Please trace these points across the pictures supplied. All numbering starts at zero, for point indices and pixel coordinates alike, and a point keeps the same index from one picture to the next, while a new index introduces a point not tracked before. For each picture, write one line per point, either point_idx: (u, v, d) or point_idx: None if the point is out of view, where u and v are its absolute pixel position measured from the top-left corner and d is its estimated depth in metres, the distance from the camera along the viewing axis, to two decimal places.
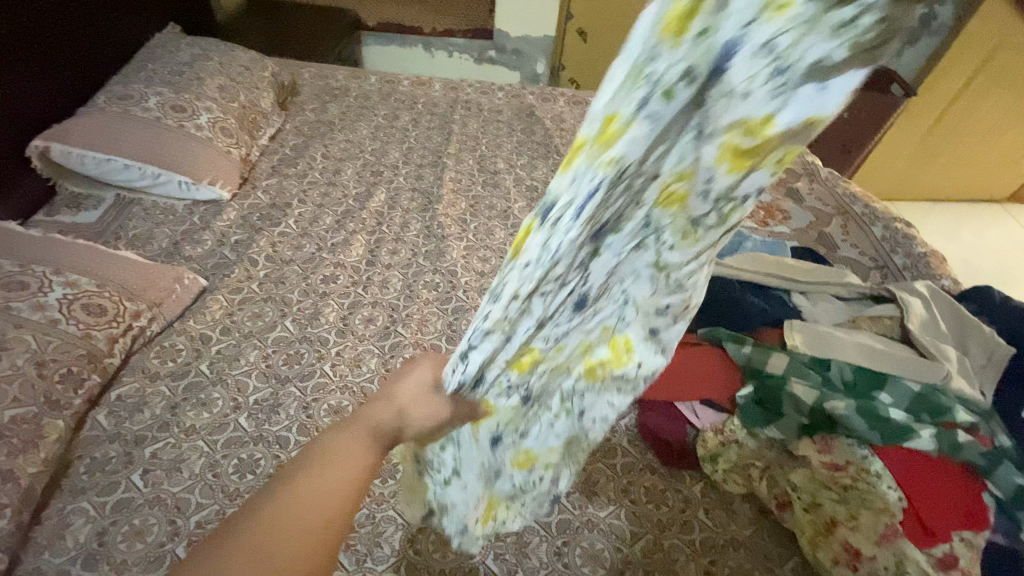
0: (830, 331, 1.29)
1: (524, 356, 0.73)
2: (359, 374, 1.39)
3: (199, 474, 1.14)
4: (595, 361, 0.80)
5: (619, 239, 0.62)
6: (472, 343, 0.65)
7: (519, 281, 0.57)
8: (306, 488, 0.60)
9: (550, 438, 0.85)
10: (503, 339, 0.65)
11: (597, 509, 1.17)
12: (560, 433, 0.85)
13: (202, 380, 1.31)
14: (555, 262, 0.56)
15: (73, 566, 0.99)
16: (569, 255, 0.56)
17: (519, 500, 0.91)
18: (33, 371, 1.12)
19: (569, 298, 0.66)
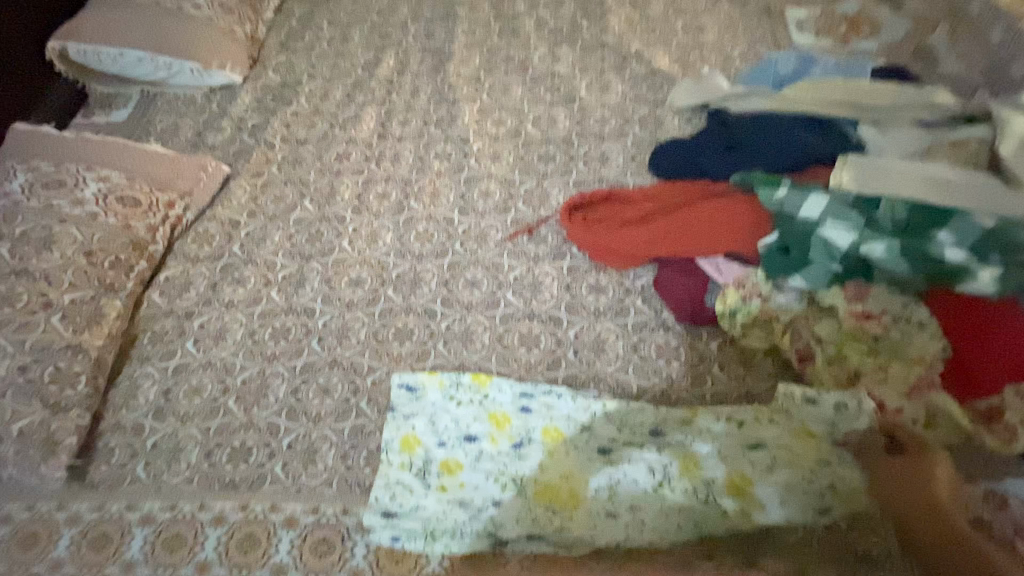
0: (891, 165, 1.18)
1: (554, 425, 1.10)
2: (376, 250, 1.39)
3: (240, 341, 1.28)
4: (550, 488, 1.03)
5: (634, 467, 1.03)
6: (537, 396, 1.14)
7: (596, 399, 1.13)
8: None
9: (484, 478, 1.06)
10: (560, 411, 1.12)
11: (604, 367, 1.18)
12: (477, 477, 1.06)
13: (235, 261, 1.41)
14: (617, 430, 1.08)
15: (147, 416, 1.18)
16: (617, 440, 1.07)
17: (407, 511, 1.04)
18: (84, 261, 1.26)
19: (596, 439, 1.08)
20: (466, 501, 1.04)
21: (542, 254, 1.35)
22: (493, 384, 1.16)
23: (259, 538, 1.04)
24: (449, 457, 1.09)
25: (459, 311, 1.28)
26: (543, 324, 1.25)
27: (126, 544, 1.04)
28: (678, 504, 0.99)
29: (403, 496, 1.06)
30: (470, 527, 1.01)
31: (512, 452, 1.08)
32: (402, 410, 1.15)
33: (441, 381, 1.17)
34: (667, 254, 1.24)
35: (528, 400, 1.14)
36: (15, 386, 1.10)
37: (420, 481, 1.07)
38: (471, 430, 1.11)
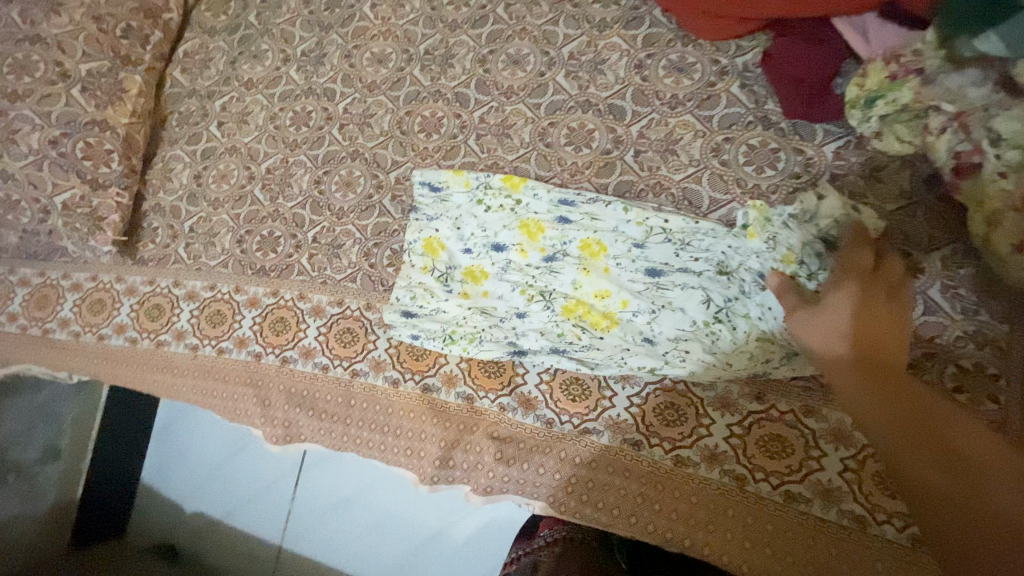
0: None
1: (598, 242, 0.90)
2: (402, 17, 1.14)
3: (262, 126, 1.16)
4: (583, 310, 0.88)
5: (682, 297, 0.84)
6: (584, 205, 0.93)
7: (655, 215, 0.89)
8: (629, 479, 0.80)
9: (511, 291, 0.93)
10: (609, 225, 0.91)
11: (670, 173, 0.92)
12: (502, 288, 0.93)
13: (252, 33, 1.22)
14: (672, 252, 0.87)
15: (183, 201, 1.17)
16: (671, 264, 0.87)
17: (426, 314, 0.96)
18: (93, 27, 1.13)
19: (647, 261, 0.88)
20: (488, 310, 0.93)
21: (609, 22, 1.01)
22: (528, 188, 0.96)
23: (288, 323, 1.05)
24: (474, 264, 0.95)
25: (496, 99, 1.04)
26: (598, 116, 0.98)
27: (177, 315, 1.11)
28: (735, 339, 0.81)
29: (423, 299, 0.96)
30: (490, 335, 0.92)
31: (544, 265, 0.92)
32: (426, 211, 1.00)
33: (468, 181, 0.99)
34: (792, 14, 0.85)
35: (569, 209, 0.93)
36: (52, 159, 1.09)
37: (441, 285, 0.96)
38: (499, 239, 0.95)
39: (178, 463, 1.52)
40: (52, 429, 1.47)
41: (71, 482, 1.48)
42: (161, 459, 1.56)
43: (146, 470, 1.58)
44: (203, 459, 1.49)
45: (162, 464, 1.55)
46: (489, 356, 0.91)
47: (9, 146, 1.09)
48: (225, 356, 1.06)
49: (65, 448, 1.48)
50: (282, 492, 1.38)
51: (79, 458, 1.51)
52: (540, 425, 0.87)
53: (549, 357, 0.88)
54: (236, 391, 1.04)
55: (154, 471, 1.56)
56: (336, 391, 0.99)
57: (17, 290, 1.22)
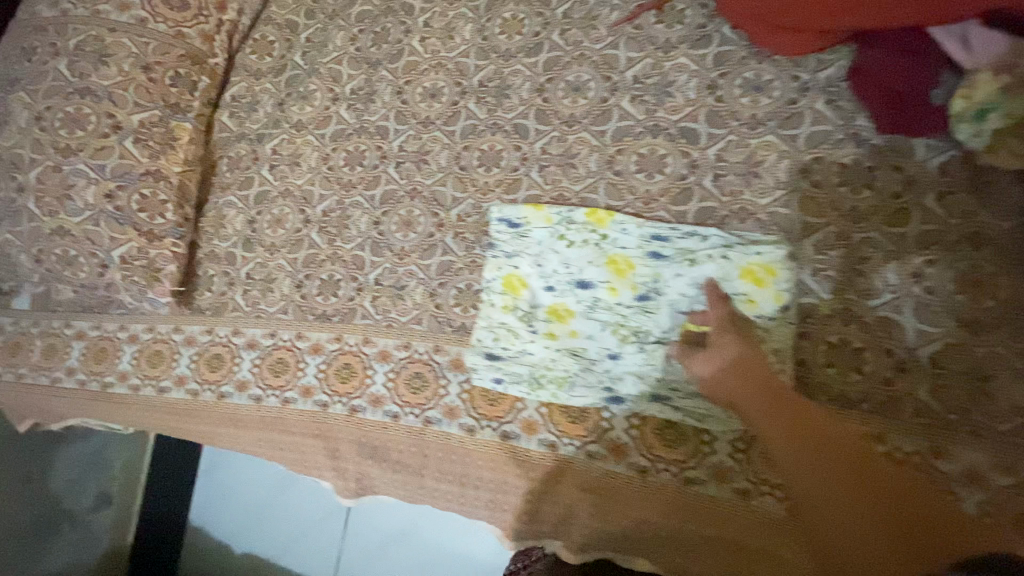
0: None
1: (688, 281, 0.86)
2: (453, 49, 1.10)
3: (315, 167, 1.13)
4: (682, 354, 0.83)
5: None
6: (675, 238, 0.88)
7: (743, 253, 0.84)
8: (737, 542, 0.77)
9: (599, 329, 0.88)
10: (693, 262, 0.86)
11: (755, 197, 0.87)
12: (591, 327, 0.89)
13: (299, 73, 1.20)
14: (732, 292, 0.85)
15: (238, 247, 1.15)
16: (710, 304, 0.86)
17: (508, 353, 0.92)
18: (143, 76, 1.12)
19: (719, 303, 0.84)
20: (578, 352, 0.88)
21: (675, 42, 0.96)
22: (616, 222, 0.92)
23: (355, 369, 1.02)
24: (562, 303, 0.92)
25: (557, 128, 1.01)
26: (669, 141, 0.93)
27: (238, 365, 1.09)
28: None
29: (507, 339, 0.93)
30: (580, 381, 0.87)
31: (636, 305, 0.88)
32: (504, 247, 0.98)
33: (549, 215, 0.95)
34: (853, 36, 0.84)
35: (661, 245, 0.89)
36: (107, 214, 1.07)
37: (526, 325, 0.93)
38: (585, 276, 0.91)
39: (224, 499, 1.50)
40: (103, 478, 1.55)
41: (123, 529, 1.56)
42: (206, 499, 1.54)
43: (193, 504, 1.56)
44: (249, 498, 1.47)
45: (207, 503, 1.53)
46: (581, 402, 0.86)
47: (64, 201, 1.07)
48: (290, 406, 1.04)
49: (116, 495, 1.56)
50: (331, 528, 1.34)
51: (130, 506, 1.59)
52: (632, 473, 0.82)
53: (649, 405, 0.83)
54: (305, 443, 1.02)
55: (200, 508, 1.55)
56: (407, 441, 0.95)
57: (74, 344, 1.21)
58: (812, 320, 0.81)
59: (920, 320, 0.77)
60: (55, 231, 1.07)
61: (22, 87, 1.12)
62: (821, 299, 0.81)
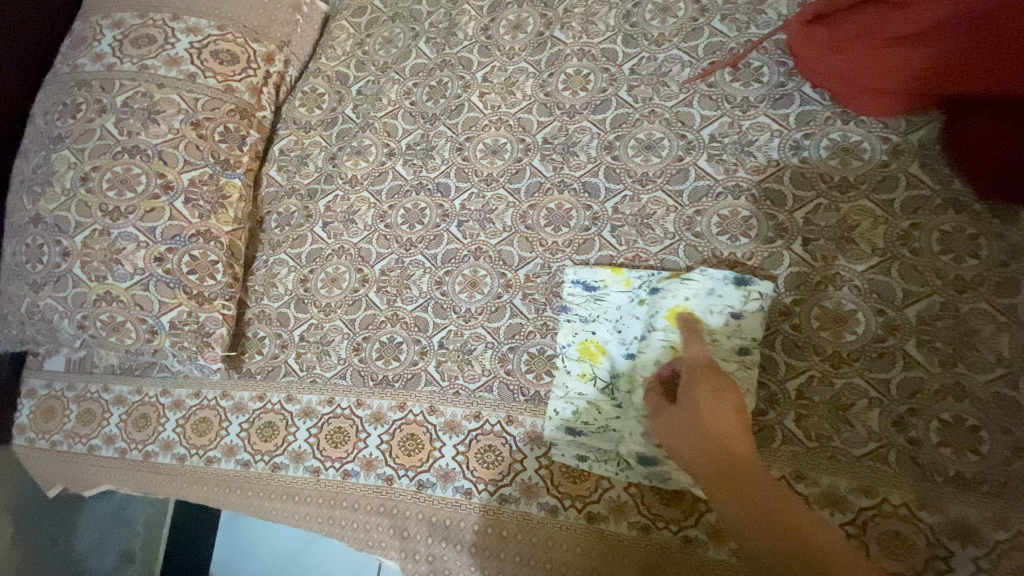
0: None
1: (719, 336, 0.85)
2: (514, 104, 1.08)
3: (372, 225, 1.10)
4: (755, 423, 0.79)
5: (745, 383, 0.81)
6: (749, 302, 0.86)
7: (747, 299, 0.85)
8: None
9: None
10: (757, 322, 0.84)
11: (851, 263, 0.84)
12: None
13: (351, 126, 1.17)
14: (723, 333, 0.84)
15: (290, 307, 1.10)
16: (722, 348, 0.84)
17: (590, 427, 0.88)
18: (193, 134, 1.09)
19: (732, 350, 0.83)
20: None
21: (753, 101, 0.94)
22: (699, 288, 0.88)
23: (420, 440, 0.97)
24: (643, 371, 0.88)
25: (629, 187, 0.97)
26: (753, 202, 0.90)
27: (293, 434, 1.03)
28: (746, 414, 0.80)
29: (590, 415, 0.89)
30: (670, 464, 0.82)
31: None
32: (579, 311, 0.94)
33: (629, 280, 0.93)
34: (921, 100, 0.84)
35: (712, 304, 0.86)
36: (157, 278, 1.03)
37: (608, 398, 0.89)
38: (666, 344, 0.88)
39: (248, 555, 1.45)
40: (124, 537, 1.50)
41: None
42: (229, 551, 1.48)
43: (215, 558, 1.49)
44: (273, 553, 1.41)
45: (231, 558, 1.47)
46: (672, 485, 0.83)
47: (112, 266, 1.02)
48: (350, 480, 0.98)
49: (138, 553, 1.48)
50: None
51: (151, 565, 1.48)
52: (733, 559, 0.79)
53: None
54: (369, 521, 0.96)
55: (220, 563, 1.48)
56: (482, 520, 0.90)
57: (113, 410, 1.15)
58: (920, 396, 0.78)
59: None
60: (102, 297, 1.03)
61: (64, 145, 1.05)
62: (931, 370, 0.79)
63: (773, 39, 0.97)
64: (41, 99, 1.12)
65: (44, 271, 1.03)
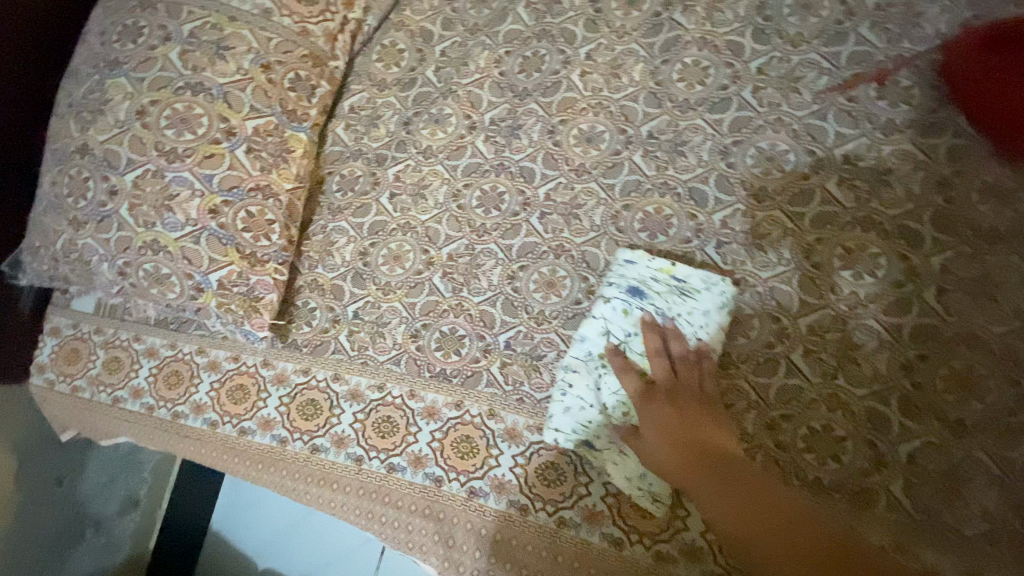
0: None
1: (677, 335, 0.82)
2: (619, 90, 0.98)
3: (443, 203, 1.01)
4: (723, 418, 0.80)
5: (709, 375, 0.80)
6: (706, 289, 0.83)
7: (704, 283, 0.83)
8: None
9: None
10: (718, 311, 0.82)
11: (989, 324, 0.76)
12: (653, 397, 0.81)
13: (431, 91, 1.07)
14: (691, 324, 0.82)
15: (345, 281, 1.02)
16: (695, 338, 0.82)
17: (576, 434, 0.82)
18: (263, 77, 0.98)
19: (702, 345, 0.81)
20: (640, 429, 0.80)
21: (899, 125, 0.84)
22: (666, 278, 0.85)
23: (475, 445, 0.90)
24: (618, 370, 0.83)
25: (743, 201, 0.87)
26: (884, 238, 0.81)
27: (336, 418, 0.96)
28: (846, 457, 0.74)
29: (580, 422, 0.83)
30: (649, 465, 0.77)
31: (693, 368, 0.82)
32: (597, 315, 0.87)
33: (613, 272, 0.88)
34: None
35: (642, 283, 0.85)
36: (209, 231, 0.94)
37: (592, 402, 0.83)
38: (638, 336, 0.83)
39: (246, 523, 1.39)
40: (132, 480, 1.43)
41: (145, 535, 1.42)
42: (228, 513, 1.42)
43: (214, 513, 1.43)
44: (274, 517, 1.37)
45: (232, 519, 1.41)
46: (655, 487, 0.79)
47: (163, 213, 0.93)
48: (395, 476, 0.92)
49: (142, 499, 1.43)
50: (363, 564, 1.28)
51: (155, 508, 1.45)
52: None
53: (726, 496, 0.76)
54: (412, 522, 0.90)
55: (220, 523, 1.42)
56: (537, 540, 0.84)
57: (143, 361, 1.08)
58: None
59: None
60: (149, 244, 0.94)
61: (121, 72, 0.95)
62: None
63: (927, 58, 0.87)
64: (98, 14, 1.01)
65: (89, 208, 0.95)
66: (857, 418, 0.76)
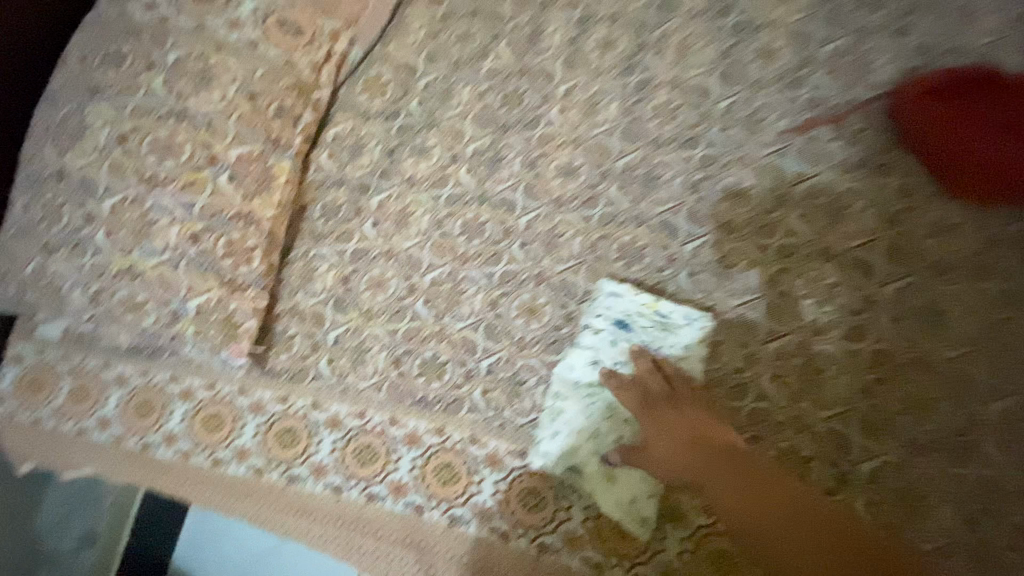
0: None
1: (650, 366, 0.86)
2: (596, 126, 1.03)
3: (426, 231, 1.03)
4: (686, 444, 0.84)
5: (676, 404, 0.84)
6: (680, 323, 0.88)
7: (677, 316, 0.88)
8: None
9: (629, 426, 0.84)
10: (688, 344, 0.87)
11: (939, 349, 0.81)
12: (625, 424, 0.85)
13: (415, 122, 1.10)
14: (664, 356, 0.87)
15: (326, 307, 1.02)
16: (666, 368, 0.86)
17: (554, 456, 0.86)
18: (247, 106, 1.00)
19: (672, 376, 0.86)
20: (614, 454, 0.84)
21: (851, 164, 0.91)
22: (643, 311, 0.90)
23: (456, 471, 0.90)
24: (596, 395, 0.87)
25: (713, 233, 0.92)
26: (842, 269, 0.86)
27: (315, 447, 0.95)
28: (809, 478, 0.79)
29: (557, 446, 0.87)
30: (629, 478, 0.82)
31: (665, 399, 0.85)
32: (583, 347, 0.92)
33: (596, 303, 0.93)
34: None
35: (628, 318, 0.90)
36: (189, 258, 0.95)
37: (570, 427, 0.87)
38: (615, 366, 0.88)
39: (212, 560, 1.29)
40: (89, 515, 1.34)
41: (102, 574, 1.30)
42: (192, 549, 1.32)
43: (175, 557, 1.32)
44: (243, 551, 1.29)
45: (196, 556, 1.31)
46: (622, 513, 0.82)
47: (141, 239, 0.94)
48: (375, 504, 0.91)
49: (100, 535, 1.33)
50: None
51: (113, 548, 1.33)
52: None
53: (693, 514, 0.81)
54: (393, 552, 0.90)
55: (183, 560, 1.31)
56: (518, 565, 0.85)
57: (112, 391, 1.04)
58: (999, 497, 0.76)
59: None
60: (127, 271, 0.94)
61: (103, 98, 0.97)
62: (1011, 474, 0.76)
63: (877, 103, 0.94)
64: (81, 41, 1.01)
65: (64, 234, 0.94)
66: (822, 440, 0.80)
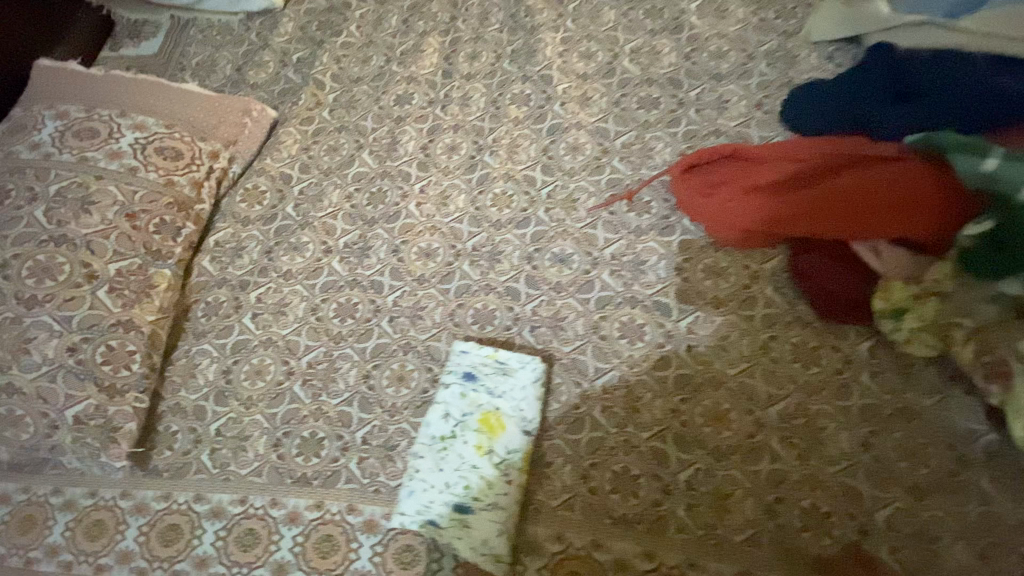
0: None
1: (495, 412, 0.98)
2: (447, 214, 1.21)
3: (302, 318, 1.14)
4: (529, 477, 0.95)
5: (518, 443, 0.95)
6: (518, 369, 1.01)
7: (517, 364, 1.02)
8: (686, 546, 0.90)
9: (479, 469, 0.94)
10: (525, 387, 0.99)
11: (726, 367, 1.00)
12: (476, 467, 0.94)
13: (290, 223, 1.24)
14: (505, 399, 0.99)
15: (208, 400, 1.08)
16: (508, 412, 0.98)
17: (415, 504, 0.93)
18: (127, 225, 1.11)
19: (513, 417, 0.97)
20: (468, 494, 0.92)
21: (646, 227, 1.13)
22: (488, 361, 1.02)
23: (336, 540, 0.96)
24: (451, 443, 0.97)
25: (546, 293, 1.10)
26: (647, 312, 1.05)
27: (197, 538, 0.98)
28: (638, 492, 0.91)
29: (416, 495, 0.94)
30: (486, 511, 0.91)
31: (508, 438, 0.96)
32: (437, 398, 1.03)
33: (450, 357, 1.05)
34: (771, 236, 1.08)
35: (474, 369, 1.02)
36: (66, 368, 1.00)
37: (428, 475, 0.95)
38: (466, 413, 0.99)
39: None
40: None
41: None
42: None
43: None
44: None
45: None
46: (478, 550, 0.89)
47: (19, 356, 1.00)
48: None
49: None
50: None
51: None
52: None
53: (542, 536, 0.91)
54: None
55: None
56: None
57: None
58: (786, 485, 0.91)
59: (876, 487, 0.89)
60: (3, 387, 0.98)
61: None
62: (792, 464, 0.92)
63: (660, 179, 1.19)
64: None
65: None
66: (646, 457, 0.94)
